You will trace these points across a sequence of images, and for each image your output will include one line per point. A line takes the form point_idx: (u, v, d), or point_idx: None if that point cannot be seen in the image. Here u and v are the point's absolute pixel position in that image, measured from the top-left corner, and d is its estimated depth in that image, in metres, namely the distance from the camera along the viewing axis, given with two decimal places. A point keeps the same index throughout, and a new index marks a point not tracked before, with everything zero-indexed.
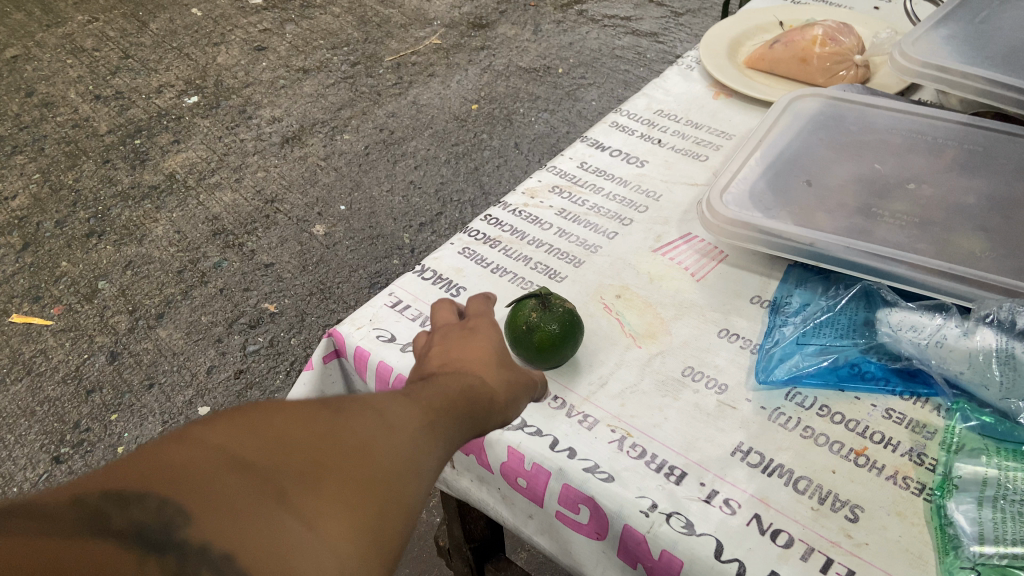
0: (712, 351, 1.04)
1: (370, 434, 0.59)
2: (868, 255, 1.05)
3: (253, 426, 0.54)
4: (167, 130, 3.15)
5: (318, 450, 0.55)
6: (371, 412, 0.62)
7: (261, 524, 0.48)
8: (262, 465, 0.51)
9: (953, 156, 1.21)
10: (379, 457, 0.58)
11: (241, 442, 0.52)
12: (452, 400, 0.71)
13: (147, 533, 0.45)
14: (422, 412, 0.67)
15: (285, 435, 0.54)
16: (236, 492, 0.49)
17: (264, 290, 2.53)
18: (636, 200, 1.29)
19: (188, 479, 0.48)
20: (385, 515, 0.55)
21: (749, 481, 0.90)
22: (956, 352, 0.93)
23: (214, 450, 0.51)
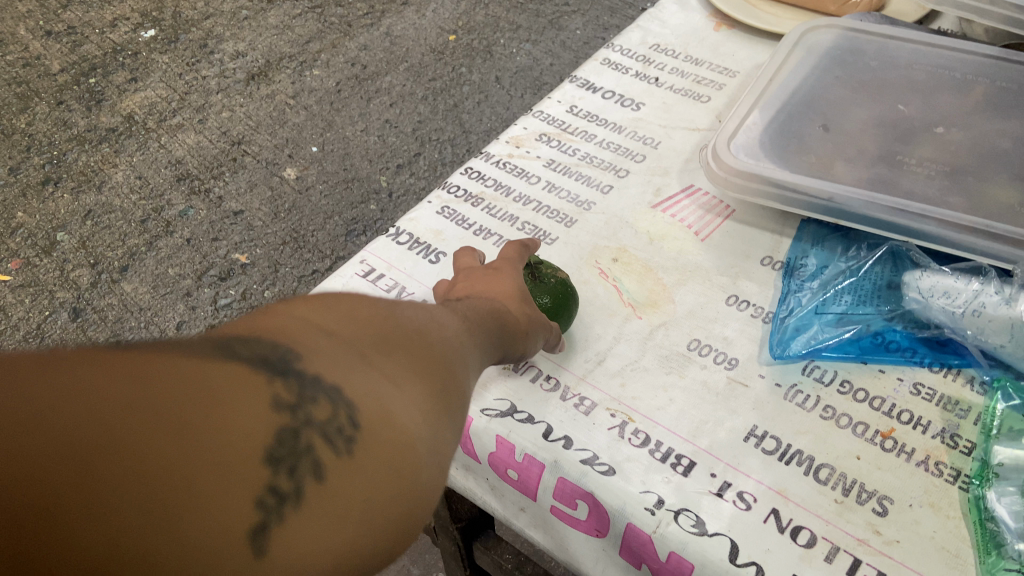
0: (719, 322, 0.94)
1: (437, 325, 0.61)
2: (893, 211, 0.94)
3: (339, 301, 0.55)
4: (123, 67, 2.94)
5: (400, 325, 0.56)
6: (432, 310, 0.63)
7: (365, 375, 0.49)
8: (353, 333, 0.52)
9: (982, 95, 1.09)
10: (446, 344, 0.60)
11: (331, 312, 0.53)
12: (490, 313, 0.74)
13: (266, 365, 0.45)
14: (472, 317, 0.70)
15: (368, 308, 0.55)
16: (339, 349, 0.50)
17: (234, 240, 2.39)
18: (632, 147, 1.17)
19: (291, 332, 0.49)
20: (458, 396, 0.57)
21: (766, 470, 0.80)
22: (995, 322, 0.84)
23: (308, 319, 0.51)
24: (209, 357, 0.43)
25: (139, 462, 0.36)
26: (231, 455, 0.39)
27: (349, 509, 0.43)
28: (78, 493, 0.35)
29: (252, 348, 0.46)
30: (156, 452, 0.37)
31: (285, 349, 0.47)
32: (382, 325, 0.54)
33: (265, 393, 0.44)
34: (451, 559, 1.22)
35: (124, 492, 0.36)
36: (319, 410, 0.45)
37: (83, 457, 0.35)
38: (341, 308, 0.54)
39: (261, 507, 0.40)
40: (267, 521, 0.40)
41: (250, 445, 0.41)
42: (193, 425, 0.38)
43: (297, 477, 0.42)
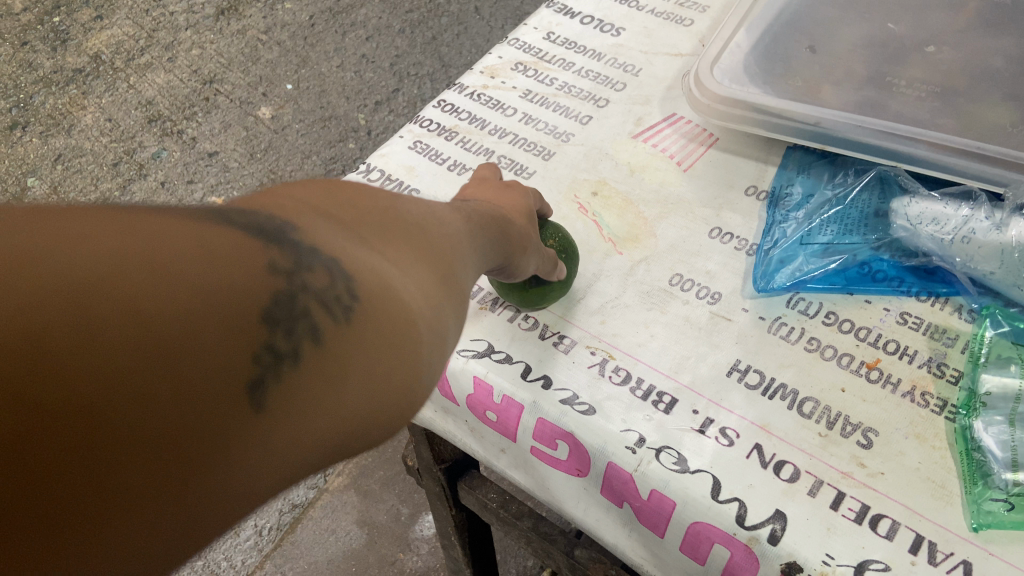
0: (702, 255, 0.91)
1: (437, 219, 0.59)
2: (883, 134, 0.91)
3: (337, 187, 0.52)
4: (88, 5, 2.82)
5: (398, 215, 0.54)
6: (432, 205, 0.61)
7: (364, 257, 0.47)
8: (349, 215, 0.50)
9: (974, 12, 1.05)
10: (444, 233, 0.58)
11: (330, 200, 0.50)
12: (497, 219, 0.71)
13: (263, 235, 0.42)
14: (479, 221, 0.67)
15: (370, 198, 0.53)
16: (336, 232, 0.47)
17: (210, 182, 2.33)
18: (612, 75, 1.12)
19: (286, 209, 0.46)
20: (454, 289, 0.56)
21: (749, 406, 0.78)
22: (986, 248, 0.82)
23: (306, 202, 0.48)
24: (205, 223, 0.40)
25: (143, 311, 0.33)
26: (228, 320, 0.37)
27: (345, 378, 0.43)
28: (67, 337, 0.31)
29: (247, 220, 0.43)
30: (160, 303, 0.34)
31: (284, 225, 0.44)
32: (381, 215, 0.52)
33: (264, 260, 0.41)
34: (437, 501, 1.21)
35: (118, 348, 0.32)
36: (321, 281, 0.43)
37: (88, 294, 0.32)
38: (341, 196, 0.51)
39: (258, 365, 0.38)
40: (265, 377, 0.38)
41: (254, 307, 0.39)
42: (199, 285, 0.36)
43: (294, 340, 0.40)
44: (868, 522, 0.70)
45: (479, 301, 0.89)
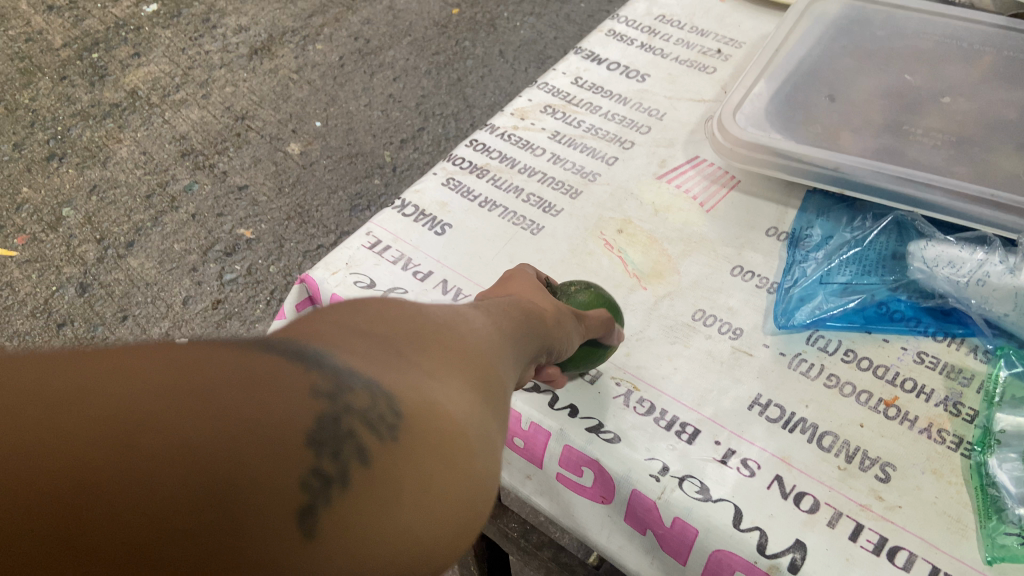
0: (724, 292, 0.95)
1: (475, 322, 0.54)
2: (901, 180, 0.94)
3: (368, 303, 0.48)
4: (126, 42, 2.90)
5: (436, 323, 0.49)
6: (469, 310, 0.56)
7: (406, 370, 0.42)
8: (387, 324, 0.45)
9: (990, 64, 1.09)
10: (488, 333, 0.53)
11: (361, 314, 0.46)
12: (532, 308, 0.67)
13: (288, 360, 0.38)
14: (516, 313, 0.62)
15: (402, 309, 0.49)
16: (371, 348, 0.42)
17: (239, 215, 2.39)
18: (637, 119, 1.17)
19: (321, 328, 0.42)
20: (506, 397, 0.51)
21: (770, 438, 0.81)
22: (999, 291, 0.85)
23: (336, 321, 0.44)
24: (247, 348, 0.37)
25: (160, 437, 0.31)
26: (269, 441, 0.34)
27: (400, 502, 0.37)
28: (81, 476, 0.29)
29: (269, 347, 0.39)
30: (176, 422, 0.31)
31: (314, 349, 0.40)
32: (419, 322, 0.48)
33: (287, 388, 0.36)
34: None
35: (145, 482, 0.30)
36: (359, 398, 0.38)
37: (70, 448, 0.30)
38: (373, 310, 0.47)
39: (305, 492, 0.34)
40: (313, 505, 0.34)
41: (284, 433, 0.34)
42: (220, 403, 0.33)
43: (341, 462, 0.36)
44: (885, 554, 0.72)
45: None
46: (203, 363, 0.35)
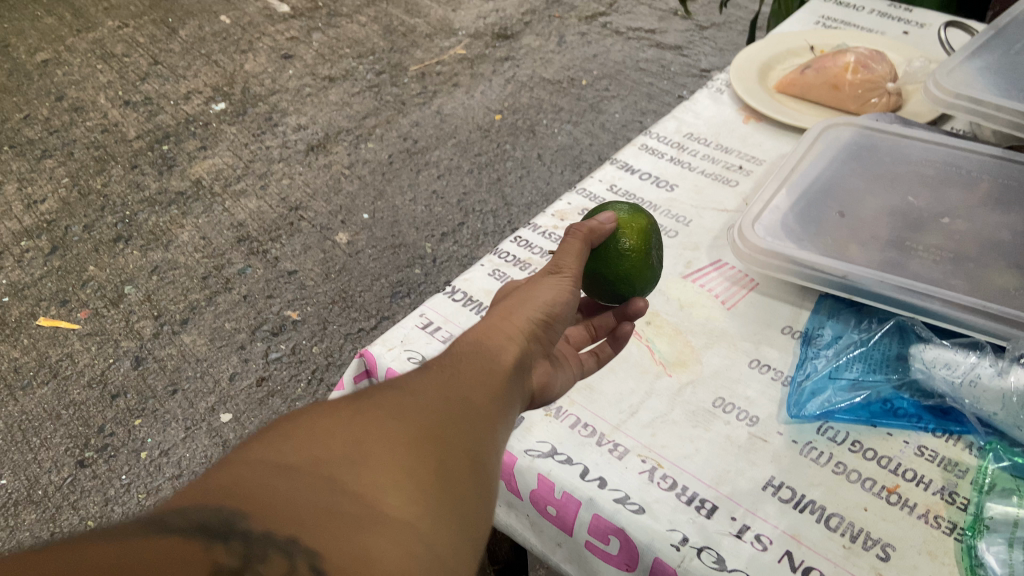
0: (743, 382, 1.04)
1: (402, 403, 0.64)
2: (901, 290, 1.05)
3: (290, 432, 0.59)
4: (194, 136, 3.07)
5: (354, 429, 0.59)
6: (402, 391, 0.66)
7: (317, 497, 0.54)
8: (314, 456, 0.56)
9: (987, 190, 1.21)
10: (435, 422, 0.64)
11: (281, 447, 0.57)
12: (470, 351, 0.76)
13: (211, 531, 0.51)
14: (450, 375, 0.71)
15: (323, 427, 0.59)
16: (286, 485, 0.54)
17: (287, 298, 2.49)
18: (666, 224, 1.29)
19: (249, 482, 0.54)
20: (442, 461, 0.60)
21: (781, 516, 0.89)
22: (990, 391, 0.94)
23: (257, 460, 0.56)
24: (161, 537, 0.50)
25: None
26: None
27: None
28: None
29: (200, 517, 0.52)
30: None
31: (230, 511, 0.52)
32: (336, 440, 0.58)
33: (208, 560, 0.51)
34: None
35: None
36: (280, 539, 0.51)
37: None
38: (294, 438, 0.58)
39: None
40: None
41: None
42: None
43: None
44: None
45: (545, 408, 1.02)
46: (118, 563, 0.48)
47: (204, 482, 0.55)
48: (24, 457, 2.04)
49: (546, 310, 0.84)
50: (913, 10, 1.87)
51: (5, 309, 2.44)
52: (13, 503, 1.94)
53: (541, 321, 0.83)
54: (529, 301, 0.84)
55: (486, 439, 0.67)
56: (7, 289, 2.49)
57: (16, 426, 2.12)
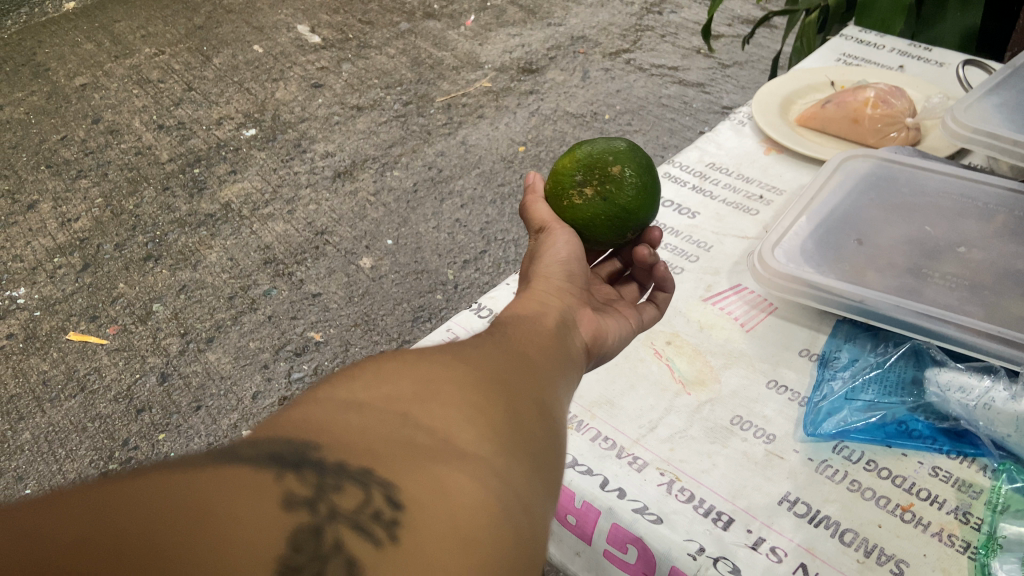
0: (761, 401, 1.07)
1: (464, 358, 0.68)
2: (919, 315, 1.07)
3: (354, 378, 0.60)
4: (225, 160, 3.11)
5: (424, 375, 0.62)
6: (461, 350, 0.70)
7: (394, 429, 0.54)
8: (384, 397, 0.58)
9: (1003, 222, 1.24)
10: (489, 379, 0.66)
11: (352, 387, 0.58)
12: (519, 320, 0.85)
13: (283, 461, 0.49)
14: (504, 345, 0.76)
15: (392, 373, 0.61)
16: (362, 417, 0.55)
17: (311, 319, 2.49)
18: (688, 249, 1.33)
19: (322, 415, 0.54)
20: (507, 408, 0.64)
21: (797, 530, 0.91)
22: (1003, 415, 0.96)
23: (328, 399, 0.57)
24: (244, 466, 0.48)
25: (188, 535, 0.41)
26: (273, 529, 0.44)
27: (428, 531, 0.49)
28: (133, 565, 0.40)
29: (272, 448, 0.50)
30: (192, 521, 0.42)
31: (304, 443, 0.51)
32: (406, 383, 0.60)
33: (280, 491, 0.47)
34: None
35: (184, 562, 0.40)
36: (355, 469, 0.50)
37: (137, 549, 0.40)
38: (363, 381, 0.60)
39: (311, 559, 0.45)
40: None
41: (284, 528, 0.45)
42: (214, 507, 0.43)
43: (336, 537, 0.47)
44: None
45: (567, 421, 1.05)
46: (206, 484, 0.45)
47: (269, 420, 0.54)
48: (49, 468, 2.06)
49: (563, 261, 0.99)
50: (933, 49, 1.91)
51: (36, 322, 2.46)
52: None
53: (564, 271, 0.98)
54: (545, 258, 1.00)
55: (541, 396, 0.70)
56: (39, 303, 2.51)
57: (43, 437, 2.13)
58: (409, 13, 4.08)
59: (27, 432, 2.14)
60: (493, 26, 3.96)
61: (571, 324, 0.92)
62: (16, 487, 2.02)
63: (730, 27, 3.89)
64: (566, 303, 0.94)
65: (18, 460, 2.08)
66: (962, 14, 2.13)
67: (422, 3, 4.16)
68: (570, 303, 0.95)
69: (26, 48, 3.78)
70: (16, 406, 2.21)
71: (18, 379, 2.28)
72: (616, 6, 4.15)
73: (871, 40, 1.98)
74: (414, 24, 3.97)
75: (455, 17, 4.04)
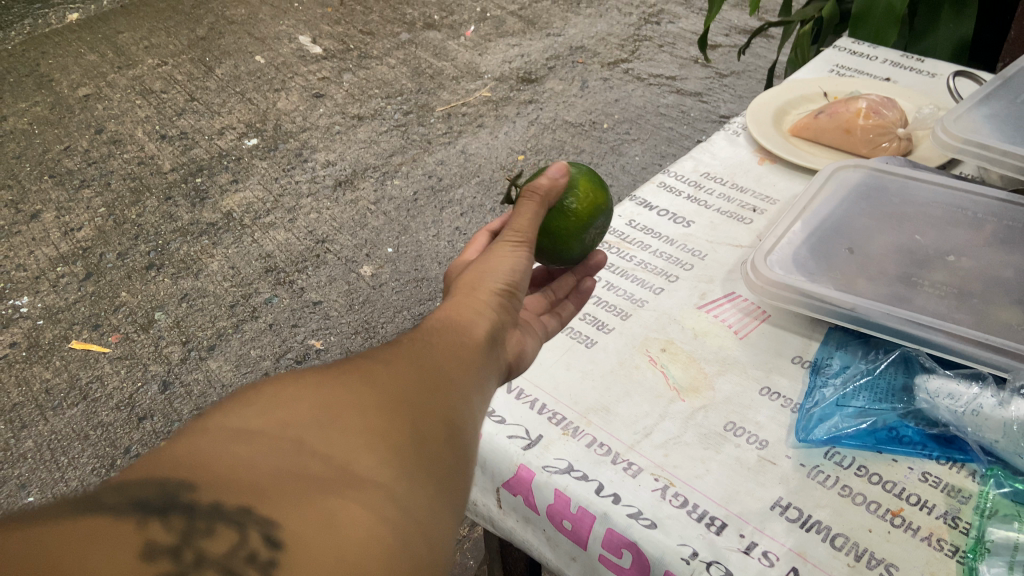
0: (754, 408, 1.09)
1: (371, 376, 0.68)
2: (908, 323, 1.09)
3: (248, 402, 0.60)
4: (227, 169, 3.14)
5: (324, 397, 0.63)
6: (370, 366, 0.70)
7: (284, 462, 0.56)
8: (276, 423, 0.58)
9: (993, 232, 1.26)
10: (399, 395, 0.67)
11: (245, 412, 0.59)
12: (442, 331, 0.82)
13: (150, 508, 0.50)
14: (424, 355, 0.76)
15: (290, 395, 0.62)
16: (251, 447, 0.55)
17: (312, 327, 2.50)
18: (682, 257, 1.35)
19: (207, 446, 0.55)
20: (414, 428, 0.65)
21: (788, 534, 0.93)
22: (991, 421, 0.98)
23: (216, 425, 0.57)
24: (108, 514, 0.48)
25: None
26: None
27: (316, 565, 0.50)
28: None
29: (144, 493, 0.50)
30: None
31: (184, 485, 0.51)
32: (302, 407, 0.61)
33: (145, 538, 0.48)
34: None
35: None
36: (235, 510, 0.51)
37: None
38: (257, 405, 0.60)
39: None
40: None
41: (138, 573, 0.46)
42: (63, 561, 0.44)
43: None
44: None
45: (563, 427, 1.07)
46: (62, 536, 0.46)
47: (154, 451, 0.55)
48: (52, 475, 2.08)
49: (507, 280, 0.94)
50: (925, 60, 1.93)
51: (38, 330, 2.47)
52: None
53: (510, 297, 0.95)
54: (488, 271, 0.94)
55: (455, 410, 0.72)
56: (41, 312, 2.53)
57: (46, 446, 2.15)
58: (409, 24, 4.11)
59: (29, 440, 2.16)
60: (492, 36, 3.99)
61: (499, 342, 0.89)
62: (19, 495, 2.03)
63: (727, 37, 3.92)
64: (500, 319, 0.90)
65: (21, 468, 2.09)
66: (955, 24, 2.16)
67: (422, 14, 4.20)
68: (505, 321, 0.91)
69: (29, 59, 3.81)
70: (18, 415, 2.23)
71: (20, 388, 2.30)
72: (614, 16, 4.18)
73: (864, 51, 2.00)
74: (414, 35, 4.01)
75: (455, 27, 4.07)
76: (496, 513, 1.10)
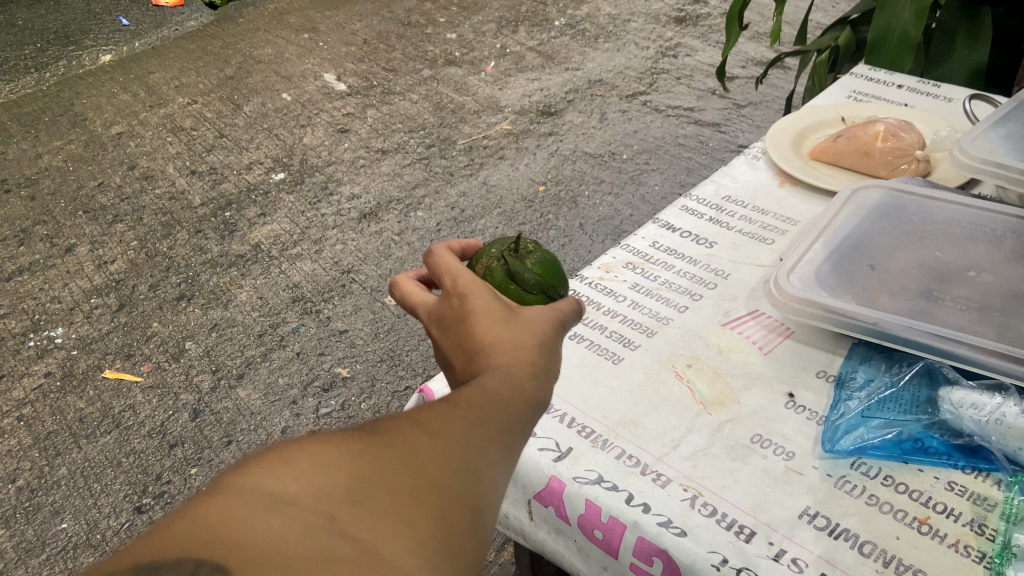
0: (779, 421, 1.11)
1: (406, 450, 0.67)
2: (931, 335, 1.11)
3: (288, 465, 0.61)
4: (255, 204, 3.20)
5: (357, 474, 0.62)
6: (405, 436, 0.69)
7: (317, 543, 0.56)
8: (309, 499, 0.59)
9: (1011, 248, 1.28)
10: (433, 468, 0.67)
11: (282, 480, 0.60)
12: (486, 388, 0.77)
13: None
14: (464, 418, 0.74)
15: (326, 468, 0.62)
16: (278, 523, 0.56)
17: (338, 355, 2.54)
18: (706, 277, 1.38)
19: (233, 517, 0.55)
20: (443, 511, 0.64)
21: (817, 542, 0.94)
22: (1015, 429, 0.99)
23: (254, 492, 0.58)
24: None
25: None
26: None
27: None
28: None
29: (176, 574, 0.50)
30: None
31: (213, 566, 0.51)
32: (339, 482, 0.61)
33: None
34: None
35: None
36: None
37: None
38: (294, 474, 0.61)
39: None
40: None
41: None
42: None
43: None
44: None
45: (592, 440, 1.09)
46: None
47: (191, 514, 0.56)
48: (85, 502, 2.11)
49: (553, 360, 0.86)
50: (941, 85, 1.97)
51: (73, 360, 2.53)
52: (73, 545, 1.99)
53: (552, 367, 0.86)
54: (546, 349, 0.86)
55: (488, 491, 0.70)
56: (76, 343, 2.59)
57: (79, 473, 2.19)
58: (431, 60, 4.22)
59: (63, 468, 2.20)
60: (512, 71, 4.08)
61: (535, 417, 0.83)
62: (53, 521, 2.06)
63: (744, 69, 3.98)
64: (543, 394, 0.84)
65: (55, 495, 2.13)
66: (970, 51, 2.20)
67: (443, 51, 4.30)
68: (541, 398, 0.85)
69: (65, 100, 3.94)
70: (53, 442, 2.27)
71: (55, 417, 2.35)
72: (631, 50, 4.26)
73: (880, 78, 2.04)
74: (436, 71, 4.10)
75: (475, 63, 4.17)
76: (527, 526, 1.13)
